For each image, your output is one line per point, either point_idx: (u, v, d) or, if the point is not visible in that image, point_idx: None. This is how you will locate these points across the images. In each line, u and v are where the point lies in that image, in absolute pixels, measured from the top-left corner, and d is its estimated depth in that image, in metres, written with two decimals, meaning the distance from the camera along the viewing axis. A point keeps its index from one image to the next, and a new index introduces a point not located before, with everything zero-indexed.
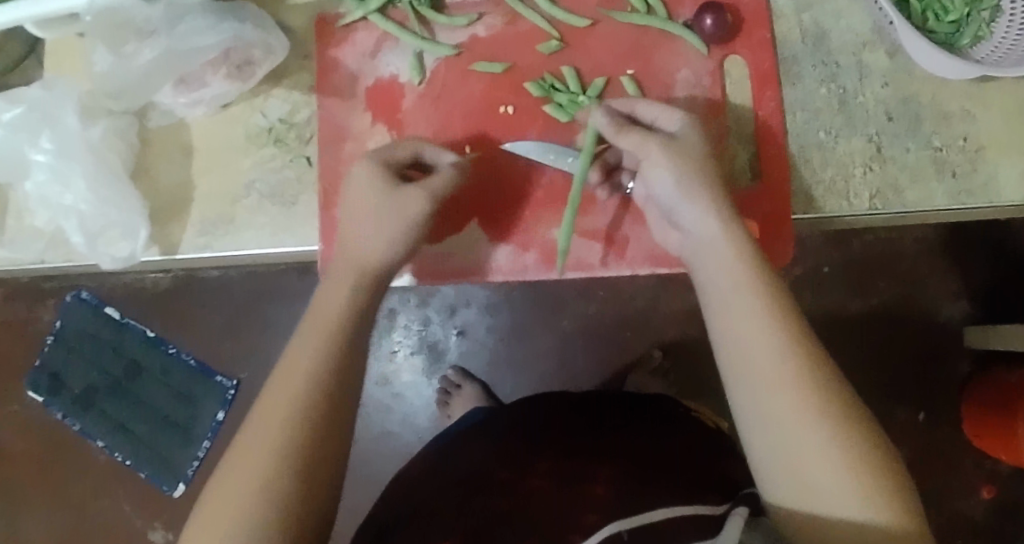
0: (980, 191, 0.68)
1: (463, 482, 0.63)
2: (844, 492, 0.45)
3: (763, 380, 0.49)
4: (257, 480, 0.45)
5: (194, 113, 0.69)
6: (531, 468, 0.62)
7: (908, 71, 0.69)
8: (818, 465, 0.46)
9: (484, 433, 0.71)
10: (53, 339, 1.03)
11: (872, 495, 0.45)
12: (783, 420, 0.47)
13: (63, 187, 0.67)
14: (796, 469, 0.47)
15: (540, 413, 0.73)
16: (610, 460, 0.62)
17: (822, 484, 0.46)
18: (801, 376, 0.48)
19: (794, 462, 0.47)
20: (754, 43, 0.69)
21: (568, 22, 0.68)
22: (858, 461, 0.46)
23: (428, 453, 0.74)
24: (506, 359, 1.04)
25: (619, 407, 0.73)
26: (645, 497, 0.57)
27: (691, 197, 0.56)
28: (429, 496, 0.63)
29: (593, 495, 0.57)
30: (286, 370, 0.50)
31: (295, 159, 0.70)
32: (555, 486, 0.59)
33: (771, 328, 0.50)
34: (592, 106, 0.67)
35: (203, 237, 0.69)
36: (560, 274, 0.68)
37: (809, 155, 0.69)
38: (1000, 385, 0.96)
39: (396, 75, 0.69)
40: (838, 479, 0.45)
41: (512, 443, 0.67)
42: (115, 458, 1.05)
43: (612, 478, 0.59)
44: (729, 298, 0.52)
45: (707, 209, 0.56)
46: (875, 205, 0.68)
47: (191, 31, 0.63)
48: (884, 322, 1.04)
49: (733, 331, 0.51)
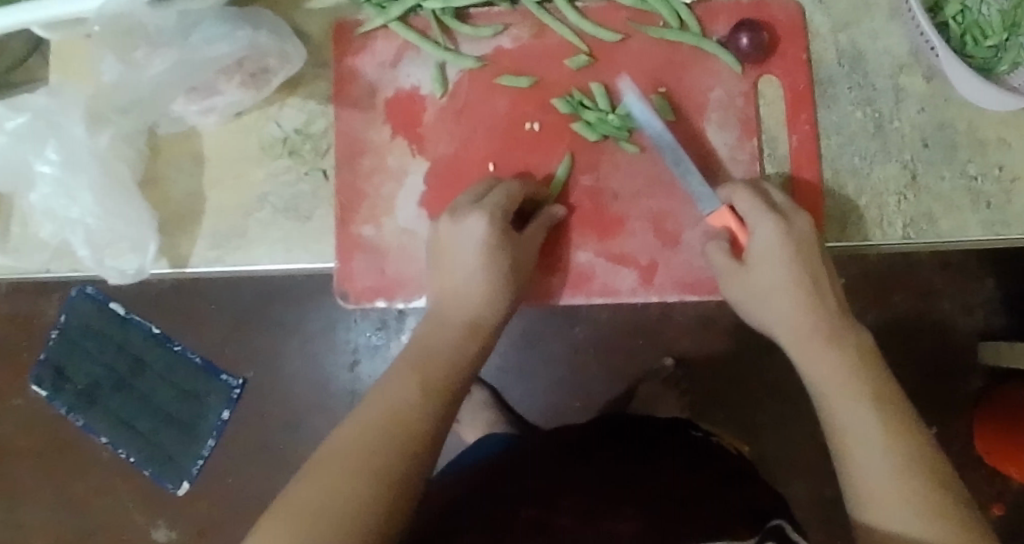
0: (1014, 223, 0.66)
1: (484, 517, 0.61)
2: (904, 496, 0.50)
3: (844, 392, 0.55)
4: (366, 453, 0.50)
5: (206, 121, 0.66)
6: (557, 505, 0.60)
7: (945, 96, 0.67)
8: (880, 474, 0.51)
9: (507, 466, 0.70)
10: (57, 333, 0.98)
11: (929, 502, 0.49)
12: (852, 439, 0.53)
13: (68, 200, 0.65)
14: (864, 469, 0.52)
15: (565, 443, 0.72)
16: (638, 495, 0.61)
17: (887, 486, 0.51)
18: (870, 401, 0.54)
19: (868, 467, 0.52)
20: (788, 63, 0.67)
21: (598, 37, 0.66)
22: (922, 480, 0.50)
23: (450, 483, 0.72)
24: (516, 366, 0.99)
25: (646, 440, 0.72)
26: (678, 533, 0.55)
27: (776, 287, 0.59)
28: (451, 530, 0.61)
29: (619, 533, 0.56)
30: (388, 391, 0.54)
31: (310, 172, 0.68)
32: (580, 526, 0.56)
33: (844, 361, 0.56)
34: (621, 125, 0.65)
35: (214, 251, 0.67)
36: (585, 299, 0.66)
37: (843, 181, 0.67)
38: (1011, 403, 0.91)
39: (417, 87, 0.66)
40: (900, 484, 0.50)
41: (534, 479, 0.65)
42: (118, 455, 1.01)
43: (640, 515, 0.58)
44: (804, 325, 0.58)
45: (793, 298, 0.59)
46: (908, 234, 0.66)
47: (205, 42, 0.62)
48: (893, 337, 0.97)
49: (811, 362, 0.58)
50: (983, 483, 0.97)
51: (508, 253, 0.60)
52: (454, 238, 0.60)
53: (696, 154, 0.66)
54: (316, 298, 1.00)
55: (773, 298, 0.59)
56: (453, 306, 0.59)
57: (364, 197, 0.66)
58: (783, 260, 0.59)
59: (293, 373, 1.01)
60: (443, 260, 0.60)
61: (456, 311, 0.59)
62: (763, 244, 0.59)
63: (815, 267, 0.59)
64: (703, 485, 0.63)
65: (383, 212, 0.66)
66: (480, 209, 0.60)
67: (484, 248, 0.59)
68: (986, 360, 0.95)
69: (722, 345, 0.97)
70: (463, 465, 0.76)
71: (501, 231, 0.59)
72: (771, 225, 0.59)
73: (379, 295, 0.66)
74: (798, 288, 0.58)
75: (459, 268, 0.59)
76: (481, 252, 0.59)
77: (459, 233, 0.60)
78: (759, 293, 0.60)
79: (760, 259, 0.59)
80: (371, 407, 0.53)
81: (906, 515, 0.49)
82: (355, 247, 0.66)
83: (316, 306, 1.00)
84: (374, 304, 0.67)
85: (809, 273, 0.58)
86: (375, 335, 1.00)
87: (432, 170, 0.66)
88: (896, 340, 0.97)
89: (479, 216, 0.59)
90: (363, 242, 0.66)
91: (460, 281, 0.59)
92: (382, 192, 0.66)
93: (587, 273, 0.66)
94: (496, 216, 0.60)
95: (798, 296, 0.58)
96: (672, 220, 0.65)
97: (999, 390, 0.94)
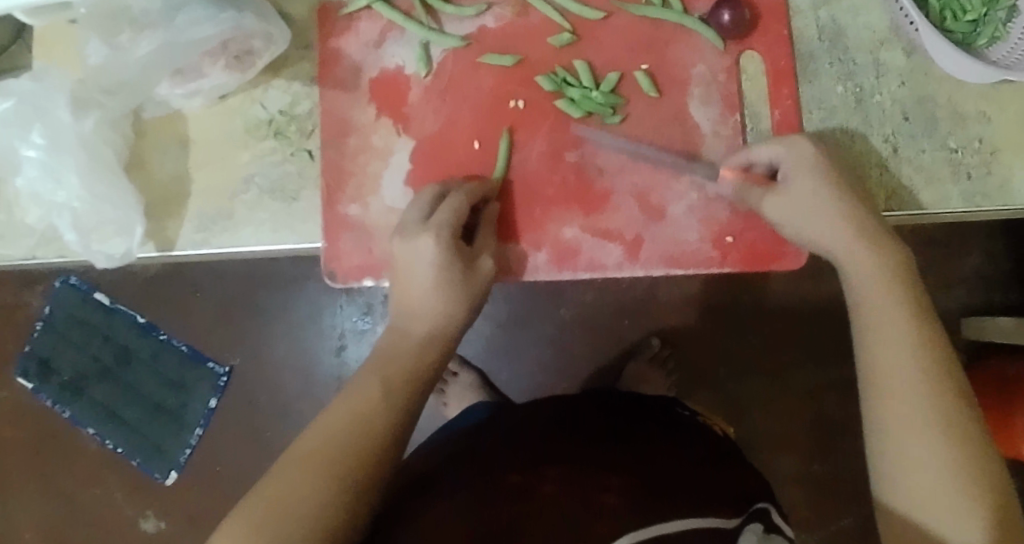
0: (994, 194, 0.67)
1: (471, 484, 0.61)
2: (942, 488, 0.48)
3: (895, 346, 0.53)
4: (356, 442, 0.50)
5: (190, 104, 0.67)
6: (541, 473, 0.60)
7: (925, 70, 0.68)
8: (914, 442, 0.50)
9: (487, 434, 0.71)
10: (42, 326, 0.98)
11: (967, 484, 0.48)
12: (900, 456, 0.50)
13: (55, 184, 0.65)
14: (902, 438, 0.51)
15: (547, 413, 0.73)
16: (620, 467, 0.62)
17: (926, 472, 0.49)
18: (942, 419, 0.50)
19: (907, 446, 0.50)
20: (771, 39, 0.68)
21: (581, 14, 0.66)
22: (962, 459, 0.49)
23: (431, 450, 0.72)
24: (502, 348, 0.99)
25: (629, 414, 0.73)
26: (662, 511, 0.57)
27: (819, 236, 0.60)
28: (431, 494, 0.61)
29: (601, 503, 0.57)
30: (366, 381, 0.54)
31: (296, 152, 0.68)
32: (564, 491, 0.58)
33: (898, 320, 0.54)
34: (604, 102, 0.66)
35: (201, 233, 0.67)
36: (572, 274, 0.67)
37: (825, 154, 0.67)
38: (994, 377, 0.92)
39: (401, 67, 0.67)
40: (937, 473, 0.49)
41: (517, 446, 0.66)
42: (106, 445, 1.01)
43: (623, 487, 0.59)
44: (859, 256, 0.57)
45: (891, 308, 0.55)
46: (890, 206, 0.67)
47: (189, 23, 0.60)
48: None
49: (880, 365, 0.53)
50: None
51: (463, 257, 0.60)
52: (406, 254, 0.60)
53: (680, 129, 0.66)
54: (302, 285, 1.00)
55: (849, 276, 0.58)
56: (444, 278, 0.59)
57: (350, 176, 0.67)
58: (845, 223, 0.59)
59: (280, 358, 1.01)
60: (398, 275, 0.60)
61: (438, 287, 0.59)
62: (802, 190, 0.60)
63: (881, 231, 0.58)
64: (681, 464, 0.65)
65: (370, 192, 0.67)
66: (432, 228, 0.59)
67: (438, 268, 0.59)
68: (968, 336, 0.96)
69: (706, 324, 0.97)
70: (442, 435, 0.77)
71: (452, 249, 0.59)
72: (809, 176, 0.60)
73: (368, 273, 0.67)
74: (870, 266, 0.57)
75: (409, 282, 0.60)
76: (437, 268, 0.59)
77: (410, 251, 0.59)
78: (795, 237, 0.62)
79: (791, 207, 0.61)
80: (368, 383, 0.54)
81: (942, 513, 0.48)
82: (342, 226, 0.67)
83: (302, 293, 1.00)
84: (363, 283, 0.67)
85: (879, 237, 0.58)
86: (362, 320, 1.00)
87: (418, 150, 0.67)
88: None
89: (428, 238, 0.59)
90: (350, 221, 0.67)
91: (410, 291, 0.59)
92: (368, 171, 0.67)
93: (574, 248, 0.67)
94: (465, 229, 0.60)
95: (874, 266, 0.57)
96: (657, 195, 0.66)
97: (983, 363, 0.96)
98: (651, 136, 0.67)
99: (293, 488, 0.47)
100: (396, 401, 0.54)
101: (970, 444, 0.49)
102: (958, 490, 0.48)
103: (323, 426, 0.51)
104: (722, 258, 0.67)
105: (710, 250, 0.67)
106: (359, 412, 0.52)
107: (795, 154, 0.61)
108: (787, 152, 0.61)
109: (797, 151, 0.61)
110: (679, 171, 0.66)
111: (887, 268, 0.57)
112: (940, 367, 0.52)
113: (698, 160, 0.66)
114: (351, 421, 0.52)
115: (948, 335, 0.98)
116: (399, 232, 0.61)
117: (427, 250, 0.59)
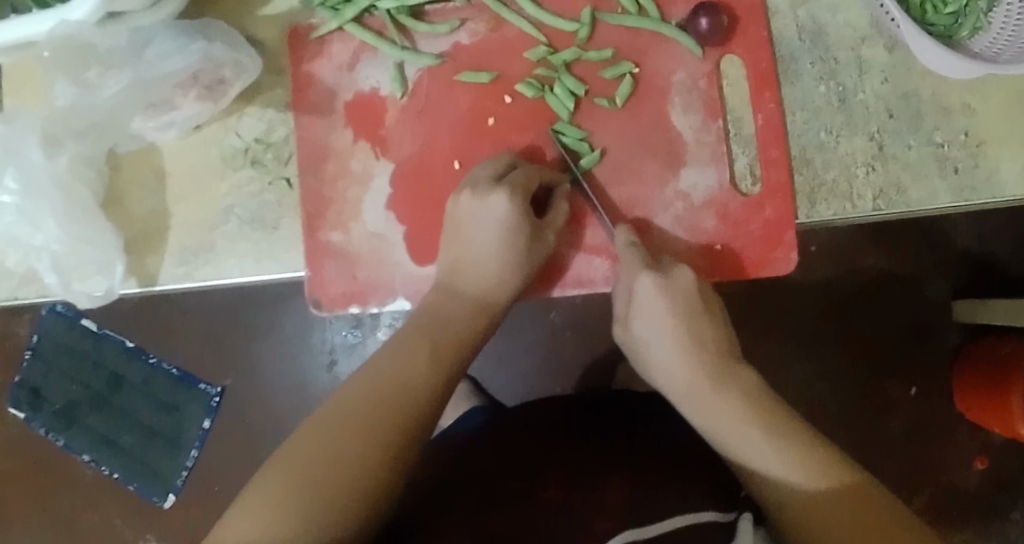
0: (983, 187, 0.66)
1: (469, 493, 0.61)
2: (784, 459, 0.53)
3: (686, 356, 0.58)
4: (380, 400, 0.52)
5: (165, 136, 0.65)
6: (542, 478, 0.60)
7: (908, 65, 0.67)
8: (744, 432, 0.54)
9: (493, 424, 0.72)
10: (31, 354, 0.96)
11: (799, 454, 0.53)
12: (748, 457, 0.54)
13: (33, 227, 0.64)
14: (738, 436, 0.54)
15: (550, 406, 0.73)
16: (624, 467, 0.62)
17: (765, 454, 0.53)
18: (742, 402, 0.55)
19: (745, 442, 0.54)
20: (749, 43, 0.66)
21: (556, 26, 0.65)
22: (792, 440, 0.53)
23: (432, 456, 0.70)
24: (494, 355, 0.98)
25: (634, 408, 0.72)
26: (661, 511, 0.56)
27: (659, 324, 0.59)
28: (439, 505, 0.61)
29: (604, 503, 0.57)
30: (401, 355, 0.55)
31: (275, 181, 0.66)
32: (569, 496, 0.58)
33: (677, 332, 0.58)
34: (564, 95, 0.65)
35: (183, 267, 0.66)
36: (560, 292, 0.66)
37: (811, 156, 0.67)
38: (989, 358, 0.91)
39: (376, 89, 0.66)
40: (775, 453, 0.53)
41: (526, 439, 0.67)
42: (102, 472, 1.00)
43: (627, 487, 0.59)
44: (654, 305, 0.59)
45: (696, 321, 0.59)
46: (880, 206, 0.66)
47: (159, 57, 0.62)
48: (882, 287, 0.97)
49: (706, 417, 0.56)
50: (966, 439, 0.98)
51: (525, 228, 0.60)
52: (477, 212, 0.60)
53: (661, 138, 0.65)
54: (290, 302, 0.99)
55: (655, 333, 0.59)
56: (463, 288, 0.61)
57: (330, 203, 0.66)
58: (661, 314, 0.59)
59: (270, 378, 1.00)
60: (465, 230, 0.61)
61: (460, 303, 0.60)
62: (644, 294, 0.59)
63: (694, 314, 0.59)
64: (688, 463, 0.64)
65: (350, 217, 0.66)
66: (502, 187, 0.59)
67: (507, 228, 0.60)
68: (961, 319, 0.95)
69: None
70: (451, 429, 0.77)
71: (521, 214, 0.60)
72: (647, 277, 0.59)
73: (353, 300, 0.66)
74: (682, 355, 0.58)
75: (474, 241, 0.60)
76: (502, 230, 0.60)
77: (481, 208, 0.60)
78: (644, 345, 0.60)
79: (644, 312, 0.59)
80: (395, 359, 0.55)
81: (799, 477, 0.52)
82: (324, 253, 0.66)
83: (288, 311, 0.99)
84: (348, 310, 0.66)
85: (687, 331, 0.58)
86: (351, 334, 0.98)
87: (397, 173, 0.66)
88: (862, 304, 0.98)
89: (502, 198, 0.59)
90: (331, 248, 0.66)
91: (474, 261, 0.60)
92: (348, 197, 0.66)
93: (560, 266, 0.66)
94: (519, 199, 0.60)
95: (677, 346, 0.58)
96: (641, 206, 0.66)
97: (978, 343, 0.95)
98: (634, 146, 0.65)
99: (321, 456, 0.49)
100: (442, 369, 0.55)
101: (773, 425, 0.54)
102: (781, 456, 0.53)
103: (353, 392, 0.52)
104: (711, 268, 0.67)
105: (698, 259, 0.66)
106: (387, 378, 0.53)
107: (632, 250, 0.61)
108: (624, 244, 0.61)
109: (630, 245, 0.61)
110: (663, 182, 0.66)
111: (696, 338, 0.58)
112: (712, 355, 0.58)
113: (681, 169, 0.66)
114: (381, 390, 0.52)
115: (939, 321, 0.98)
116: (471, 188, 0.61)
117: (499, 205, 0.59)
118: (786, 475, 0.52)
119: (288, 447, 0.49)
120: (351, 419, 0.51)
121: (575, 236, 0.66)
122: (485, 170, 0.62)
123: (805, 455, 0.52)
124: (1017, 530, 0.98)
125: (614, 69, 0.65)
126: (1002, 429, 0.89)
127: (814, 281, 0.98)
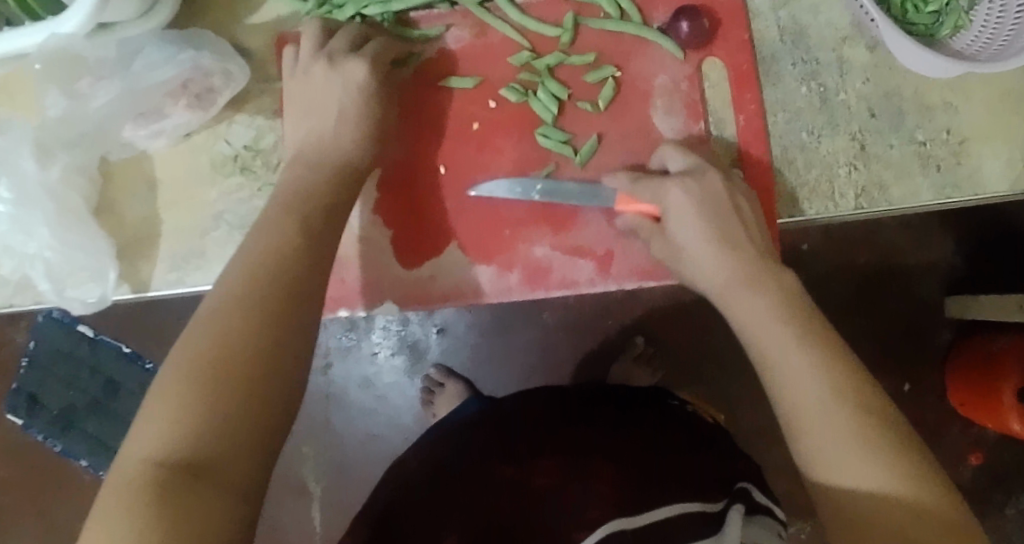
0: (965, 183, 0.66)
1: (462, 481, 0.63)
2: (842, 441, 0.47)
3: (749, 294, 0.56)
4: (263, 275, 0.48)
5: (156, 144, 0.67)
6: (533, 465, 0.62)
7: (889, 64, 0.67)
8: (812, 400, 0.49)
9: (487, 420, 0.73)
10: (27, 361, 0.98)
11: (869, 449, 0.47)
12: (808, 426, 0.49)
13: (26, 236, 0.65)
14: (803, 407, 0.50)
15: (542, 401, 0.74)
16: (615, 456, 0.63)
17: (825, 432, 0.48)
18: (818, 365, 0.51)
19: (807, 415, 0.49)
20: (732, 45, 0.67)
21: (539, 32, 0.66)
22: (864, 431, 0.47)
23: (429, 451, 0.72)
24: (488, 355, 0.99)
25: (625, 403, 0.73)
26: (649, 500, 0.58)
27: (700, 252, 0.59)
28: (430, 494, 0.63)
29: (593, 492, 0.58)
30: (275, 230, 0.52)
31: (264, 188, 0.67)
32: (559, 486, 0.59)
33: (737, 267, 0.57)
34: (548, 101, 0.65)
35: (175, 273, 0.67)
36: (545, 293, 0.67)
37: (792, 156, 0.67)
38: (981, 353, 0.92)
39: None
40: (836, 431, 0.48)
41: (516, 432, 0.68)
42: (100, 477, 1.01)
43: (615, 477, 0.60)
44: (696, 219, 0.59)
45: (722, 244, 0.58)
46: (861, 204, 0.67)
47: (147, 68, 0.63)
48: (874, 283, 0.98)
49: (744, 315, 0.56)
50: (959, 435, 0.99)
51: (377, 101, 0.60)
52: (328, 79, 0.59)
53: (644, 141, 0.66)
54: None
55: (699, 248, 0.59)
56: (326, 155, 0.57)
57: None
58: (698, 223, 0.59)
59: None
60: (318, 106, 0.59)
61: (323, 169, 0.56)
62: (676, 205, 0.60)
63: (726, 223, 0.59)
64: (680, 452, 0.65)
65: None
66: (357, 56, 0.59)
67: (358, 117, 0.58)
68: (952, 314, 0.96)
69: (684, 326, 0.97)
70: (446, 425, 0.79)
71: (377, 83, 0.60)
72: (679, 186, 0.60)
73: (342, 304, 0.67)
74: (718, 254, 0.58)
75: (328, 107, 0.58)
76: (355, 95, 0.59)
77: (336, 74, 0.59)
78: (687, 262, 0.60)
79: (680, 224, 0.60)
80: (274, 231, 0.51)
81: (858, 475, 0.46)
82: None
83: None
84: (336, 314, 0.67)
85: (721, 234, 0.59)
86: (347, 337, 0.98)
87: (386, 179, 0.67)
88: (854, 300, 0.98)
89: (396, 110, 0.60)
90: None
91: (331, 130, 0.58)
92: None
93: (545, 267, 0.67)
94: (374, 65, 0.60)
95: (722, 252, 0.58)
96: None
97: (970, 338, 0.96)
98: (616, 149, 0.67)
99: (213, 349, 0.43)
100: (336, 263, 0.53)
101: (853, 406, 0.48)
102: (841, 440, 0.47)
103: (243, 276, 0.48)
104: None
105: None
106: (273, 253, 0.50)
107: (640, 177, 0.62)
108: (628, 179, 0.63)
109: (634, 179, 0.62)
110: None
111: (730, 240, 0.59)
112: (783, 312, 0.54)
113: None
114: (270, 268, 0.48)
115: (931, 318, 0.98)
116: (324, 59, 0.60)
117: (356, 71, 0.59)
118: (843, 467, 0.47)
119: (186, 344, 0.44)
120: (231, 327, 0.45)
121: (561, 237, 0.66)
122: (336, 44, 0.61)
123: (874, 447, 0.47)
124: (1012, 525, 0.99)
125: (596, 73, 0.66)
126: (995, 424, 0.90)
127: (803, 282, 0.98)
